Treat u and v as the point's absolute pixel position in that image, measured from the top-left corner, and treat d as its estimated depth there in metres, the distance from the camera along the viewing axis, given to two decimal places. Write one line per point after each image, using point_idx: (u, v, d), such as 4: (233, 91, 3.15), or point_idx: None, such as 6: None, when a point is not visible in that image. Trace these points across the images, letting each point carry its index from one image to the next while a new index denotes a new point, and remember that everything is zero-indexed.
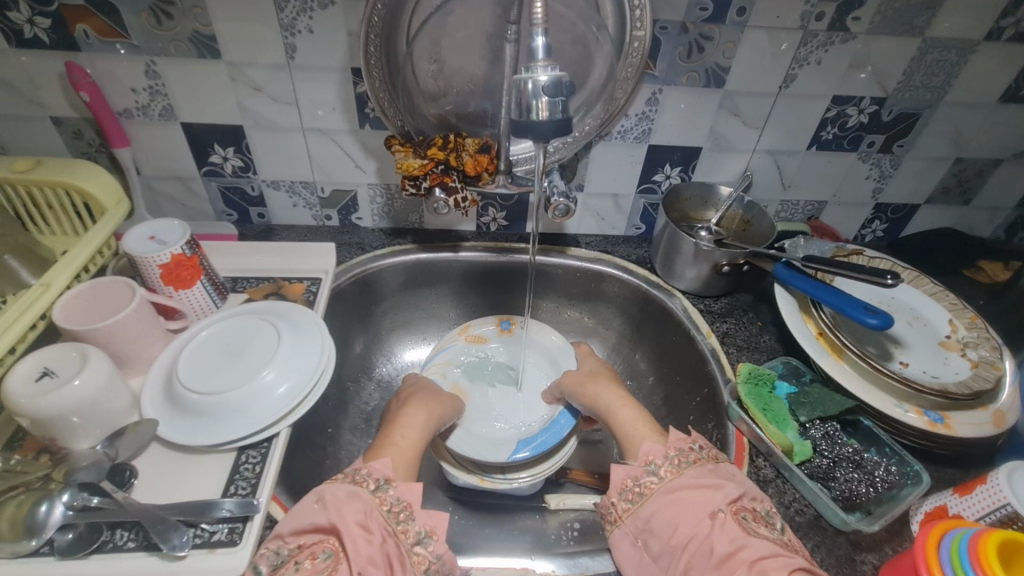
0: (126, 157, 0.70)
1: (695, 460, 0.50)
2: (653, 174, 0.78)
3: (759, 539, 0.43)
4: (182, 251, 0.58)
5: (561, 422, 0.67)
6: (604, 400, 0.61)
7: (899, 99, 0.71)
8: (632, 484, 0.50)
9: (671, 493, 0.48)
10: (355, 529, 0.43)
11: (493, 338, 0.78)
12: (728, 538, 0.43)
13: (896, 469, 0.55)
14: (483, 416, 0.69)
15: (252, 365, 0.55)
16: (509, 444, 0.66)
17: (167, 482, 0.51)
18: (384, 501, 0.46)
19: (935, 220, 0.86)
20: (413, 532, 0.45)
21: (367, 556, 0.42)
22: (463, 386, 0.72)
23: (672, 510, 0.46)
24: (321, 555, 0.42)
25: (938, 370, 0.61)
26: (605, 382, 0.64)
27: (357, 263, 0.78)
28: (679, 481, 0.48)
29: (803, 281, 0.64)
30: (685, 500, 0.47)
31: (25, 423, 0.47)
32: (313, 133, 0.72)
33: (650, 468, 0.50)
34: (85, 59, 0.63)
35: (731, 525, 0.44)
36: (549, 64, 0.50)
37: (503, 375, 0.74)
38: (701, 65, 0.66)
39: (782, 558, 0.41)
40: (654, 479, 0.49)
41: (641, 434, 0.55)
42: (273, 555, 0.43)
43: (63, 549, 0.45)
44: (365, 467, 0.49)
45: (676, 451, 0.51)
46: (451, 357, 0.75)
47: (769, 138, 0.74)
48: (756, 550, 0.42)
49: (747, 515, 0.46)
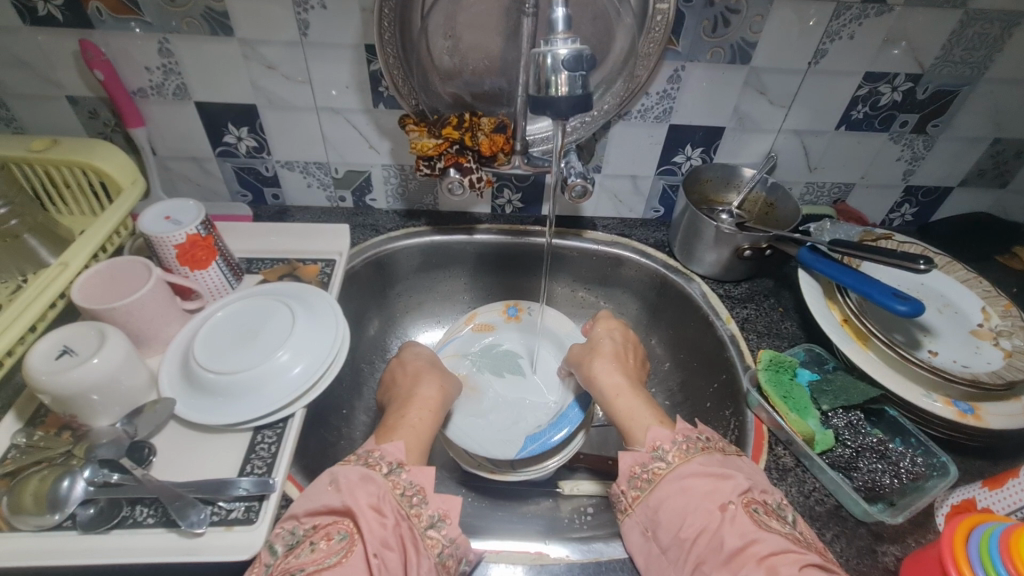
0: (141, 138, 0.70)
1: (703, 448, 0.49)
2: (673, 155, 0.76)
3: (772, 534, 0.42)
4: (197, 232, 0.58)
5: (570, 416, 0.66)
6: (603, 382, 0.60)
7: (936, 75, 0.67)
8: (640, 471, 0.49)
9: (679, 481, 0.47)
10: (368, 511, 0.43)
11: (499, 325, 0.77)
12: (738, 531, 0.42)
13: (922, 460, 0.53)
14: (490, 407, 0.68)
15: (267, 346, 0.55)
16: (516, 441, 0.65)
17: (185, 459, 0.51)
18: (397, 484, 0.46)
19: (969, 203, 0.82)
20: (427, 516, 0.45)
21: (381, 539, 0.42)
22: (472, 378, 0.71)
23: (679, 500, 0.45)
24: (337, 536, 0.42)
25: (968, 359, 0.59)
26: (616, 360, 0.62)
27: (371, 245, 0.78)
28: (687, 467, 0.47)
29: (828, 265, 0.62)
30: (695, 489, 0.46)
31: (46, 401, 0.48)
32: (327, 112, 0.71)
33: (657, 454, 0.49)
34: (99, 37, 0.63)
35: (743, 517, 0.43)
36: (568, 36, 0.48)
37: (511, 363, 0.73)
38: (726, 40, 0.64)
39: (792, 553, 0.41)
40: (663, 465, 0.48)
41: (640, 424, 0.54)
42: (289, 536, 0.43)
43: (85, 523, 0.45)
44: (378, 450, 0.49)
45: (685, 437, 0.50)
46: (459, 348, 0.74)
47: (795, 117, 0.72)
48: (767, 546, 0.41)
49: (758, 508, 0.45)
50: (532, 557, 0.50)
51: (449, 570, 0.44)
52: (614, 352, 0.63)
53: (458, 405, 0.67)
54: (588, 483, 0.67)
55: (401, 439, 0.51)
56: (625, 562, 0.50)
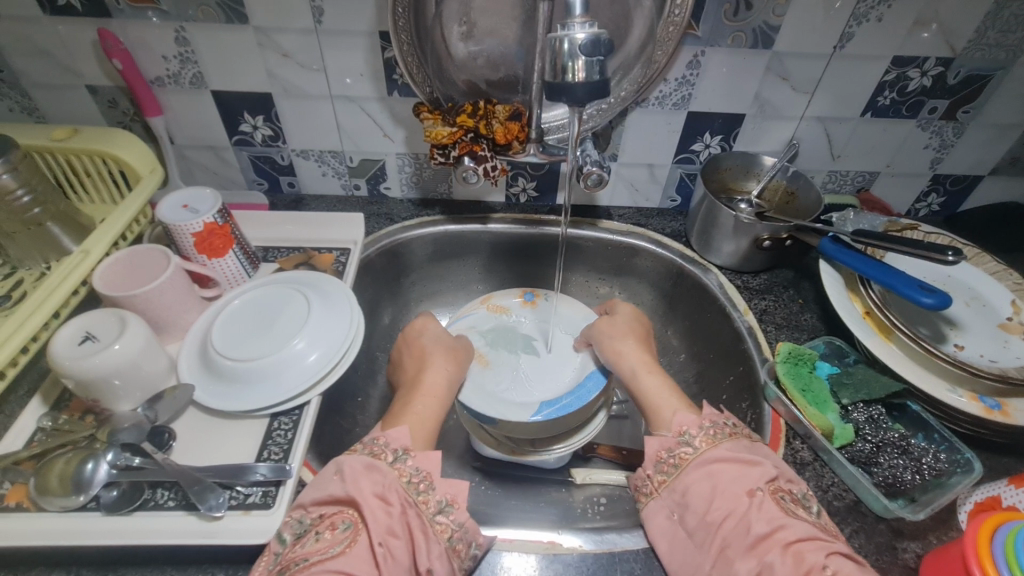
0: (160, 127, 0.70)
1: (730, 434, 0.49)
2: (692, 143, 0.74)
3: (798, 521, 0.42)
4: (214, 220, 0.59)
5: (588, 386, 0.62)
6: (627, 361, 0.59)
7: (969, 59, 0.65)
8: (667, 456, 0.49)
9: (706, 466, 0.46)
10: (373, 500, 0.44)
11: (515, 309, 0.73)
12: (765, 517, 0.42)
13: (946, 457, 0.52)
14: (504, 379, 0.64)
15: (284, 334, 0.56)
16: (532, 406, 0.61)
17: (204, 444, 0.52)
18: (403, 472, 0.46)
19: (1000, 192, 0.79)
20: (435, 502, 0.45)
21: (385, 528, 0.42)
22: (483, 353, 0.67)
23: (706, 485, 0.45)
24: (341, 526, 0.43)
25: (997, 354, 0.57)
26: (636, 342, 0.62)
27: (386, 234, 0.78)
28: (714, 452, 0.47)
29: (852, 256, 0.61)
30: (721, 475, 0.45)
31: (70, 384, 0.49)
32: (342, 100, 0.71)
33: (684, 439, 0.49)
34: (116, 26, 0.63)
35: (770, 505, 0.43)
36: (587, 20, 0.47)
37: (524, 343, 0.68)
38: (748, 24, 0.62)
39: (817, 541, 0.41)
40: (689, 450, 0.48)
41: (668, 406, 0.54)
42: (297, 524, 0.44)
43: (108, 505, 0.46)
44: (383, 437, 0.49)
45: (712, 423, 0.50)
46: (473, 323, 0.71)
47: (819, 103, 0.70)
48: (794, 532, 0.41)
49: (785, 496, 0.44)
50: (545, 546, 0.50)
51: (459, 554, 0.45)
52: (635, 331, 0.63)
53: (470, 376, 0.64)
54: (603, 472, 0.67)
55: (406, 424, 0.51)
56: (639, 553, 0.50)
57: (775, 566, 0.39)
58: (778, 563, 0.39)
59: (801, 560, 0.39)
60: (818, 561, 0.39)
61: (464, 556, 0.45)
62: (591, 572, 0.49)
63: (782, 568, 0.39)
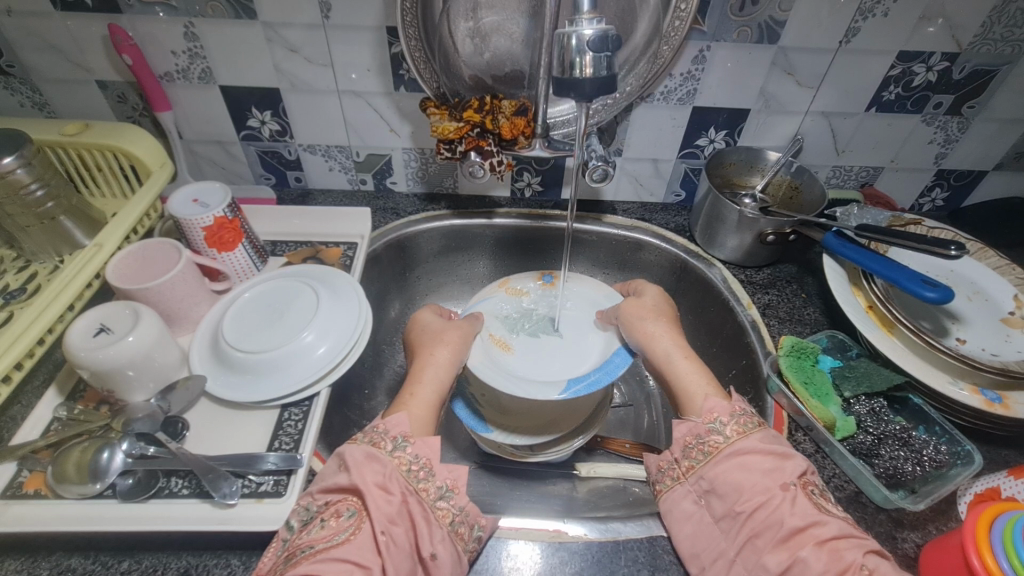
0: (169, 122, 0.71)
1: (761, 424, 0.49)
2: (696, 138, 0.74)
3: (833, 518, 0.43)
4: (224, 214, 0.59)
5: (616, 361, 0.60)
6: (657, 344, 0.59)
7: (974, 54, 0.65)
8: (696, 442, 0.50)
9: (738, 457, 0.47)
10: (375, 490, 0.44)
11: (534, 292, 0.70)
12: (799, 513, 0.43)
13: (946, 449, 0.53)
14: (523, 363, 0.61)
15: (293, 327, 0.57)
16: (559, 382, 0.59)
17: (216, 434, 0.53)
18: (402, 461, 0.47)
19: (1003, 186, 0.80)
20: (435, 488, 0.46)
21: (387, 516, 0.43)
22: (504, 339, 0.64)
23: (737, 475, 0.46)
24: (346, 513, 0.43)
25: (998, 348, 0.58)
26: (663, 322, 0.61)
27: (392, 228, 0.78)
28: (746, 443, 0.47)
29: (855, 250, 0.61)
30: (754, 467, 0.46)
31: (86, 375, 0.50)
32: (348, 95, 0.71)
33: (715, 426, 0.49)
34: (127, 21, 0.64)
35: (803, 501, 0.44)
36: (595, 16, 0.47)
37: (546, 325, 0.66)
38: (753, 19, 0.62)
39: (854, 539, 0.42)
40: (720, 439, 0.49)
41: (698, 393, 0.54)
42: (304, 512, 0.45)
43: (124, 493, 0.47)
44: (382, 425, 0.49)
45: (743, 410, 0.50)
46: (493, 307, 0.67)
47: (824, 98, 0.70)
48: (828, 530, 0.42)
49: (815, 490, 0.45)
50: (550, 534, 0.51)
51: (462, 537, 0.46)
52: (656, 308, 0.63)
53: (490, 358, 0.61)
54: (605, 466, 0.66)
55: (410, 415, 0.51)
56: (643, 542, 0.51)
57: (809, 561, 0.40)
58: (812, 558, 0.40)
59: (838, 557, 0.40)
60: (856, 559, 0.40)
61: (467, 539, 0.46)
62: (596, 560, 0.50)
63: (816, 563, 0.40)
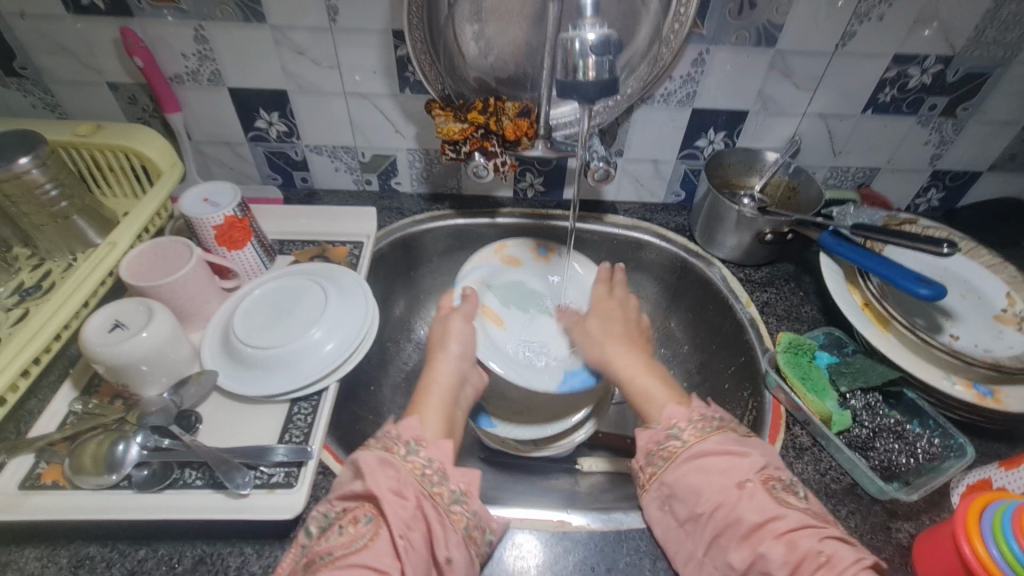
0: (178, 123, 0.73)
1: (718, 427, 0.49)
2: (696, 139, 0.76)
3: (792, 510, 0.43)
4: (234, 214, 0.61)
5: None
6: (619, 365, 0.60)
7: (968, 57, 0.66)
8: (656, 448, 0.50)
9: (696, 459, 0.47)
10: (389, 495, 0.43)
11: (527, 262, 0.77)
12: (757, 507, 0.43)
13: (940, 442, 0.54)
14: (516, 340, 0.68)
15: (301, 324, 0.58)
16: (557, 374, 0.64)
17: (228, 427, 0.54)
18: (416, 465, 0.47)
19: (998, 187, 0.81)
20: (449, 492, 0.46)
21: (403, 521, 0.42)
22: (498, 312, 0.70)
23: (696, 478, 0.46)
24: (363, 520, 0.43)
25: (991, 344, 0.59)
26: (625, 344, 0.62)
27: (397, 227, 0.80)
28: (703, 446, 0.47)
29: (850, 249, 0.62)
30: (712, 468, 0.46)
31: (101, 370, 0.51)
32: (355, 97, 0.73)
33: (673, 432, 0.50)
34: (138, 24, 0.65)
35: (761, 495, 0.43)
36: (597, 21, 0.48)
37: (537, 302, 0.73)
38: (751, 23, 0.64)
39: (812, 528, 0.42)
40: (678, 444, 0.49)
41: (656, 403, 0.54)
42: (321, 518, 0.44)
43: (139, 484, 0.48)
44: (395, 429, 0.50)
45: (700, 416, 0.50)
46: (486, 276, 0.73)
47: (821, 100, 0.71)
48: (787, 522, 0.42)
49: (776, 485, 0.45)
50: (555, 524, 0.52)
51: (476, 541, 0.46)
52: (624, 334, 0.64)
53: (488, 333, 0.66)
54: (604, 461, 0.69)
55: (420, 418, 0.52)
56: (643, 532, 0.52)
57: (768, 556, 0.41)
58: (771, 552, 0.41)
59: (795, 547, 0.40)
60: (813, 546, 0.40)
61: (480, 542, 0.47)
62: (598, 550, 0.51)
63: (773, 558, 0.40)
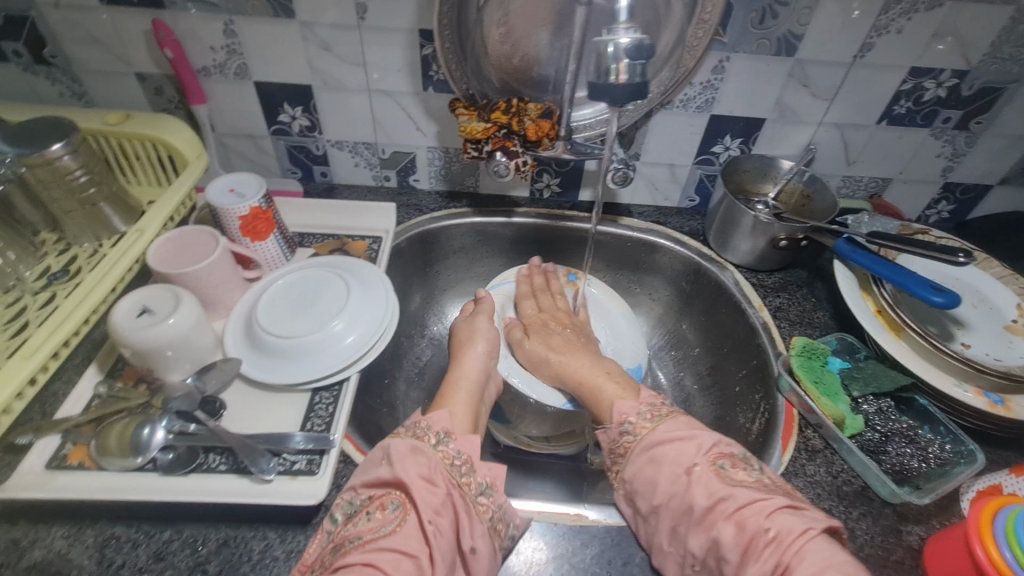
0: (203, 115, 0.74)
1: (667, 415, 0.52)
2: (713, 145, 0.77)
3: (742, 488, 0.44)
4: (259, 205, 0.62)
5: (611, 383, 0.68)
6: (573, 372, 0.62)
7: (984, 71, 0.67)
8: (616, 445, 0.52)
9: (648, 450, 0.49)
10: (420, 482, 0.45)
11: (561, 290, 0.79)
12: (707, 491, 0.45)
13: (951, 447, 0.55)
14: None
15: (325, 314, 0.59)
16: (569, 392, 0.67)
17: (252, 414, 0.55)
18: (446, 455, 0.48)
19: (1009, 201, 0.82)
20: (477, 484, 0.48)
21: (432, 506, 0.44)
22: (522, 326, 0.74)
23: (649, 470, 0.48)
24: (390, 506, 0.44)
25: (1001, 353, 0.60)
26: (572, 353, 0.65)
27: (416, 224, 0.81)
28: (655, 437, 0.50)
29: (866, 256, 0.63)
30: (663, 458, 0.48)
31: (128, 354, 0.52)
32: (378, 94, 0.74)
33: (625, 427, 0.53)
34: (169, 16, 0.66)
35: (709, 478, 0.45)
36: (631, 26, 0.49)
37: None
38: (772, 33, 0.65)
39: (759, 504, 0.43)
40: (632, 438, 0.51)
41: (606, 402, 0.57)
42: (348, 506, 0.46)
43: (165, 467, 0.49)
44: (425, 421, 0.51)
45: (648, 407, 0.54)
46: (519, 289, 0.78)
47: (837, 110, 0.72)
48: (737, 501, 0.43)
49: (726, 463, 0.47)
50: (571, 518, 0.53)
51: (500, 533, 0.48)
52: (567, 342, 0.67)
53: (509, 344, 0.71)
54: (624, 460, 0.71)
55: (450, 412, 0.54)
56: None
57: (720, 540, 0.42)
58: (723, 534, 0.42)
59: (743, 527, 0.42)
60: (759, 525, 0.41)
61: (503, 536, 0.48)
62: (613, 544, 0.52)
63: (726, 540, 0.42)
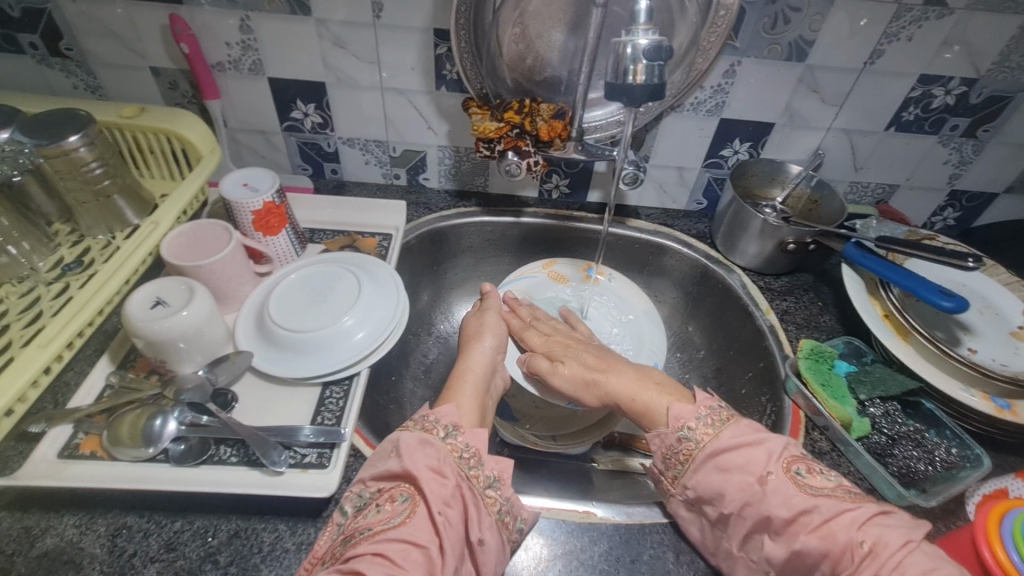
0: (217, 109, 0.74)
1: (729, 419, 0.49)
2: (722, 148, 0.77)
3: (823, 500, 0.42)
4: (272, 199, 0.62)
5: None
6: (620, 389, 0.58)
7: (992, 80, 0.68)
8: (673, 452, 0.50)
9: (715, 459, 0.47)
10: (428, 473, 0.45)
11: (575, 281, 0.81)
12: (785, 501, 0.43)
13: (957, 451, 0.55)
14: None
15: (337, 309, 0.59)
16: None
17: (263, 407, 0.56)
18: (455, 448, 0.48)
19: (1014, 209, 0.83)
20: (484, 477, 0.48)
21: (442, 498, 0.44)
22: None
23: (717, 478, 0.46)
24: (399, 498, 0.44)
25: (1008, 359, 0.60)
26: (609, 372, 0.61)
27: (425, 222, 0.81)
28: (719, 443, 0.47)
29: (874, 261, 0.64)
30: (729, 466, 0.46)
31: (141, 345, 0.52)
32: (391, 93, 0.74)
33: (684, 433, 0.49)
34: (186, 11, 0.67)
35: (786, 486, 0.43)
36: (650, 28, 0.50)
37: None
38: (784, 38, 0.65)
39: (846, 515, 0.41)
40: (692, 445, 0.48)
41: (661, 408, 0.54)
42: (358, 498, 0.46)
43: (177, 457, 0.50)
44: (432, 415, 0.52)
45: (709, 409, 0.50)
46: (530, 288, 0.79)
47: (846, 116, 0.73)
48: (822, 513, 0.42)
49: (800, 470, 0.45)
50: (580, 515, 0.54)
51: (507, 526, 0.48)
52: (588, 363, 0.62)
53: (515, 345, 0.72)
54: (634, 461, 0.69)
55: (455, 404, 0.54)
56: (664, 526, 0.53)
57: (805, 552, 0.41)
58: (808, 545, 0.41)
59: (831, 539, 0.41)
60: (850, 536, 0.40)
61: (512, 528, 0.48)
62: (621, 542, 0.52)
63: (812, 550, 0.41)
